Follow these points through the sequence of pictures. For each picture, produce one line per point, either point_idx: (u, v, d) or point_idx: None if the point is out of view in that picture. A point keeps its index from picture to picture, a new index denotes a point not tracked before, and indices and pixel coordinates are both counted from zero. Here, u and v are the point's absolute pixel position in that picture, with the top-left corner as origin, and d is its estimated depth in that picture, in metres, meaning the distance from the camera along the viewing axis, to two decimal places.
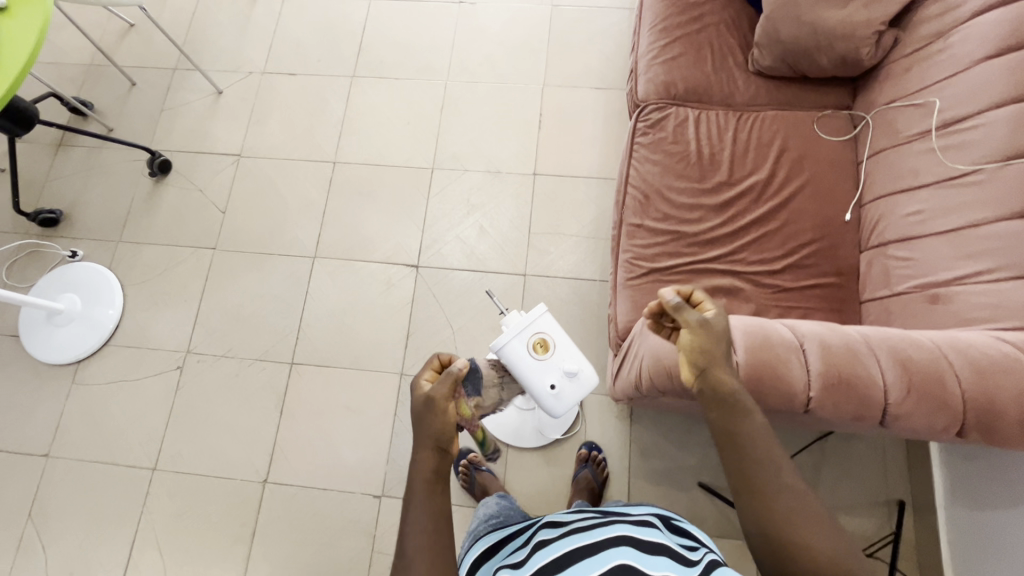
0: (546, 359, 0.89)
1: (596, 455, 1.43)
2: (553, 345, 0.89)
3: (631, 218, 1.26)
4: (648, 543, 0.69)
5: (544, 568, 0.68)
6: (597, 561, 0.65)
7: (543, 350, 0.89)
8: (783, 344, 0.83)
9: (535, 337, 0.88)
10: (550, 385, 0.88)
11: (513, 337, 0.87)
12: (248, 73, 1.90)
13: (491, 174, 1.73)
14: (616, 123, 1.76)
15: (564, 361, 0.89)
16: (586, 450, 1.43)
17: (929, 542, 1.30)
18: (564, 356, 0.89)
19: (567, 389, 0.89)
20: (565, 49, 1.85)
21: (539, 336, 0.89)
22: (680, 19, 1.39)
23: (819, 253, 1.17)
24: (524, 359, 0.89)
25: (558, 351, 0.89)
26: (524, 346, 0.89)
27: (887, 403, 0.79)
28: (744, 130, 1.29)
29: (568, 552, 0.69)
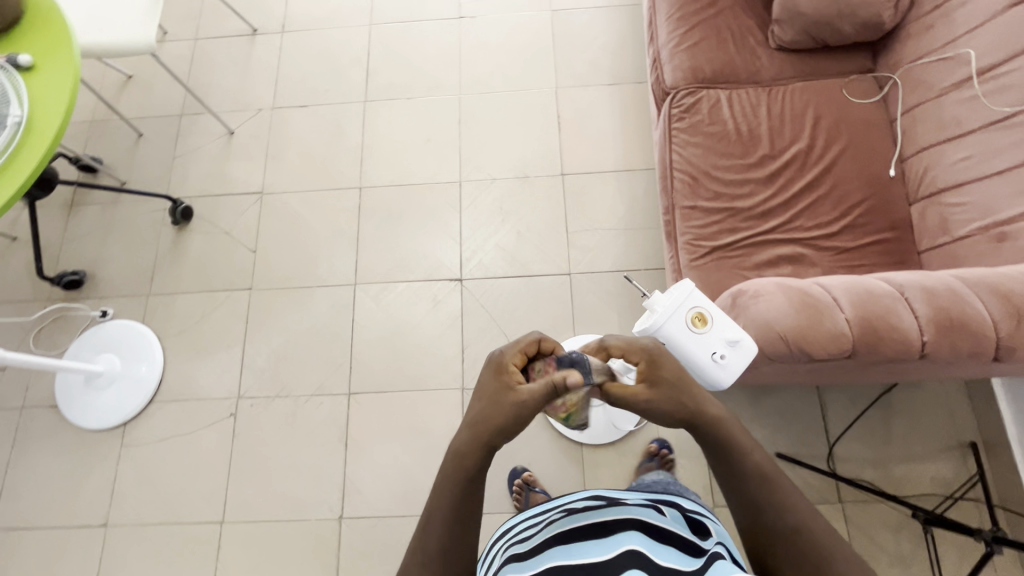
0: (706, 331, 0.90)
1: (665, 452, 1.43)
2: (709, 317, 0.91)
3: (683, 201, 1.29)
4: (657, 529, 0.66)
5: (552, 543, 0.66)
6: (604, 545, 0.62)
7: (701, 324, 0.91)
8: (887, 295, 0.86)
9: (692, 310, 0.91)
10: (715, 355, 0.89)
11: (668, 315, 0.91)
12: (259, 110, 1.88)
13: (520, 179, 1.74)
14: (633, 115, 1.80)
15: (726, 330, 0.89)
16: (652, 446, 1.43)
17: (1008, 477, 1.34)
18: (724, 327, 0.90)
19: (733, 357, 0.88)
20: (571, 50, 1.88)
21: (695, 310, 0.92)
22: (695, 6, 1.43)
23: (871, 210, 1.21)
24: (683, 334, 0.91)
25: (717, 322, 0.90)
26: (680, 321, 0.91)
27: (999, 337, 0.81)
28: (777, 103, 1.32)
29: (577, 529, 0.66)
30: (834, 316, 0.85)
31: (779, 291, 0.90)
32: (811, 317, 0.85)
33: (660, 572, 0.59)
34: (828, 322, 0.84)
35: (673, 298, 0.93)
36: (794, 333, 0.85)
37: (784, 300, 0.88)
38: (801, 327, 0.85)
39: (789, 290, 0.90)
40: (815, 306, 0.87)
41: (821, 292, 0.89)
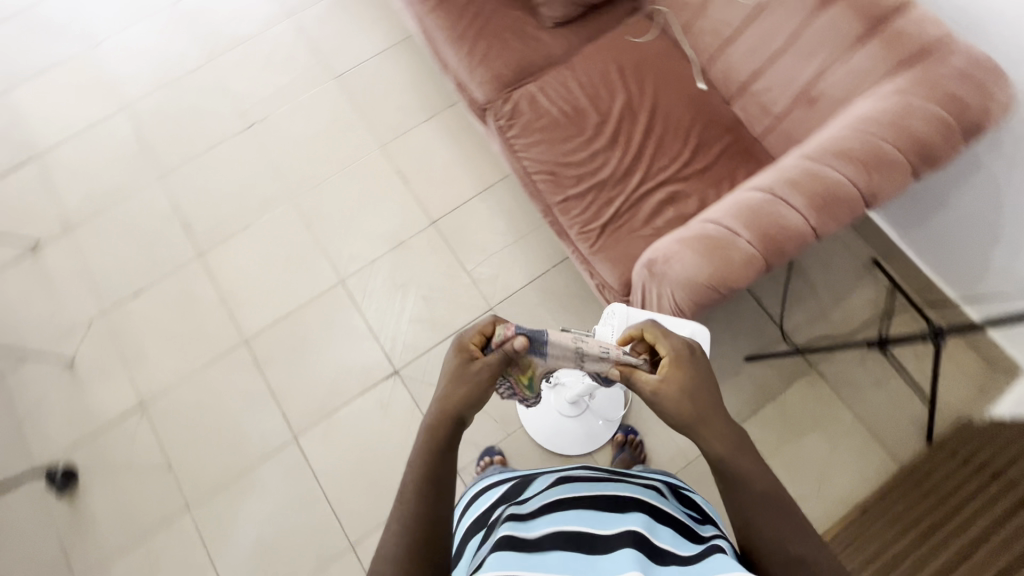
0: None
1: (631, 438, 1.46)
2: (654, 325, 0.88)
3: (554, 197, 1.31)
4: (655, 512, 0.67)
5: (553, 508, 0.68)
6: (603, 522, 0.64)
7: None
8: (767, 202, 0.93)
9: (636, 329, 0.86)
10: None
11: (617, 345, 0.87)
12: (89, 322, 1.64)
13: (397, 247, 1.69)
14: (464, 135, 1.80)
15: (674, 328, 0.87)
16: (623, 435, 1.45)
17: (913, 273, 1.53)
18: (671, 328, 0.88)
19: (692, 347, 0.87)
20: (375, 106, 1.84)
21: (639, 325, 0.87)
22: (464, 20, 1.44)
23: (706, 124, 1.31)
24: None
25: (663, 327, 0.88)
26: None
27: (861, 191, 0.92)
28: (581, 72, 1.38)
29: (581, 500, 0.69)
30: (738, 244, 0.91)
31: (684, 246, 0.94)
32: (721, 255, 0.90)
33: (661, 551, 0.61)
34: (736, 252, 0.90)
35: (615, 327, 0.87)
36: (715, 276, 0.90)
37: (693, 252, 0.92)
38: (719, 267, 0.90)
39: (691, 241, 0.94)
40: (719, 243, 0.92)
41: (716, 228, 0.94)
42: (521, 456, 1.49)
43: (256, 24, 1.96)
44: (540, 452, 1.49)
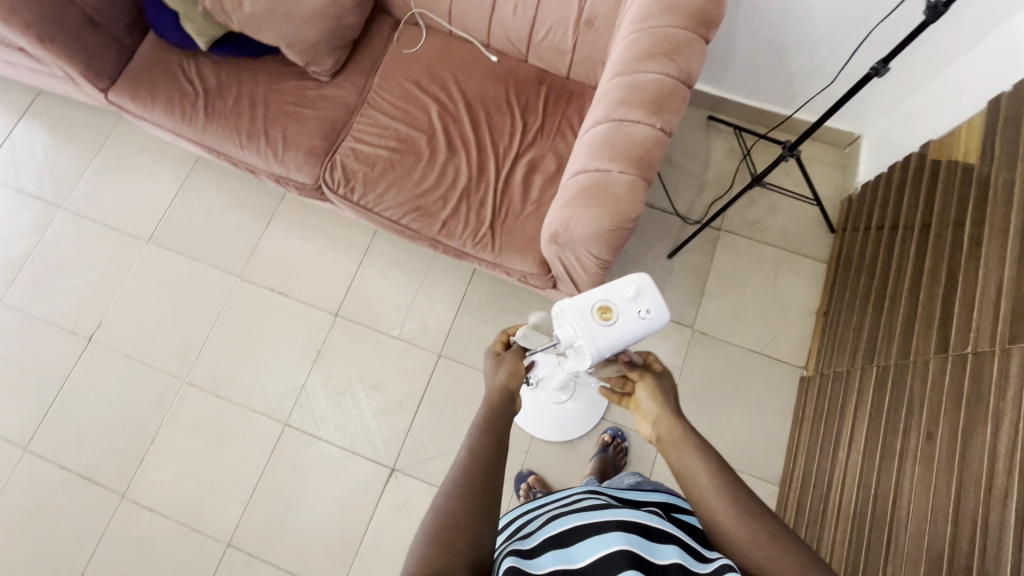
0: (617, 312, 0.75)
1: (619, 441, 1.46)
2: (605, 299, 0.75)
3: (433, 227, 1.27)
4: (654, 532, 0.62)
5: (550, 538, 0.62)
6: (603, 543, 0.59)
7: (608, 313, 0.75)
8: (614, 130, 0.97)
9: (590, 313, 0.74)
10: (643, 316, 0.75)
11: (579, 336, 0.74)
12: None
13: (319, 358, 1.58)
14: (313, 219, 1.70)
15: (624, 291, 0.75)
16: (611, 436, 1.46)
17: (743, 111, 1.70)
18: (620, 298, 0.75)
19: (650, 300, 0.77)
20: (207, 242, 1.68)
21: (592, 308, 0.74)
22: (245, 118, 1.35)
23: (518, 90, 1.35)
24: (612, 337, 0.74)
25: (615, 297, 0.75)
26: (597, 332, 0.74)
27: (678, 77, 0.99)
28: (386, 105, 1.36)
29: (579, 524, 0.63)
30: (615, 178, 0.94)
31: (574, 207, 0.96)
32: (609, 196, 0.93)
33: None
34: (619, 186, 0.93)
35: (572, 325, 0.74)
36: (613, 216, 0.93)
37: (585, 208, 0.94)
38: (614, 207, 0.93)
39: (576, 199, 0.96)
40: (600, 187, 0.94)
41: (589, 175, 0.97)
42: (549, 460, 1.49)
43: (26, 238, 1.69)
44: (562, 445, 1.50)
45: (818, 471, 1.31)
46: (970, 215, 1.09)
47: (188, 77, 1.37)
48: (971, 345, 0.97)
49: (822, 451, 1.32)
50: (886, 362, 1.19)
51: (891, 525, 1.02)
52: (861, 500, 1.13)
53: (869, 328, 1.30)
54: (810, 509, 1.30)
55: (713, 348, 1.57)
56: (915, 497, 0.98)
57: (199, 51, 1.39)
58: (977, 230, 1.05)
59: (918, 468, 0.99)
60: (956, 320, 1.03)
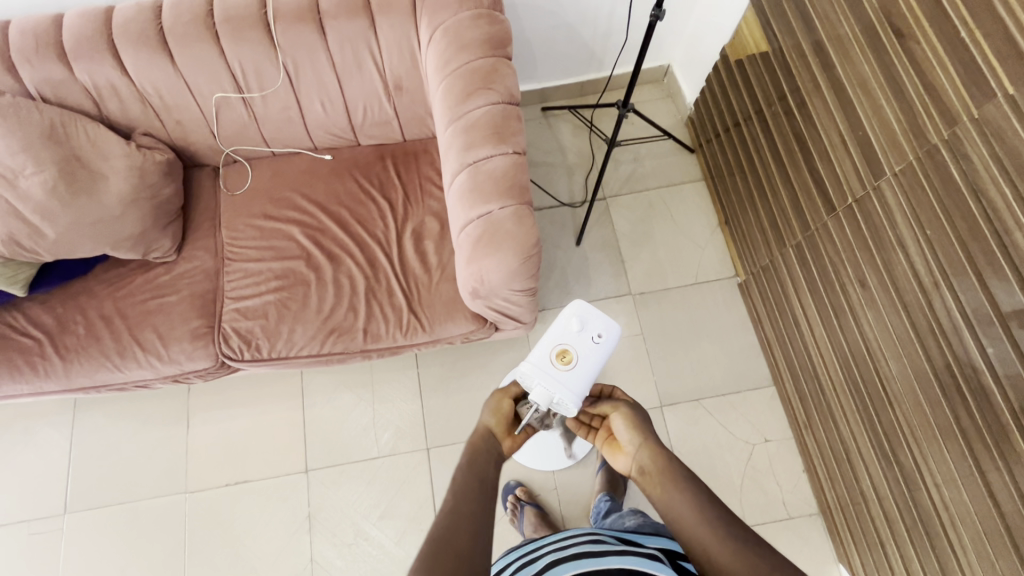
0: (575, 350, 0.76)
1: None
2: (559, 343, 0.77)
3: (356, 339, 1.20)
4: None
5: None
6: None
7: (567, 355, 0.76)
8: (474, 173, 0.98)
9: (549, 359, 0.75)
10: (597, 341, 0.77)
11: (551, 387, 0.73)
12: None
13: (313, 521, 1.44)
14: (233, 394, 1.56)
15: (568, 326, 0.77)
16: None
17: (569, 90, 1.80)
18: (568, 333, 0.77)
19: (596, 322, 0.78)
20: (130, 475, 1.49)
21: (548, 355, 0.75)
22: (105, 337, 1.21)
23: (368, 174, 1.33)
24: (582, 375, 0.75)
25: (566, 337, 0.77)
26: (566, 377, 0.75)
27: (502, 101, 1.02)
28: (247, 250, 1.28)
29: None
30: (500, 215, 0.94)
31: (477, 258, 0.95)
32: (503, 232, 0.93)
33: None
34: (506, 219, 0.94)
35: (539, 380, 0.74)
36: (516, 250, 0.93)
37: (488, 253, 0.94)
38: (514, 240, 0.93)
39: (475, 250, 0.95)
40: (490, 228, 0.94)
41: (475, 224, 0.97)
42: (578, 483, 1.47)
43: None
44: (581, 463, 1.49)
45: (796, 356, 1.39)
46: (788, 91, 1.22)
47: (21, 329, 1.21)
48: (849, 196, 1.08)
49: (790, 337, 1.41)
50: (796, 239, 1.29)
51: (877, 371, 1.10)
52: (842, 363, 1.21)
53: (766, 217, 1.41)
54: (808, 392, 1.37)
55: (657, 301, 1.63)
56: (882, 339, 1.06)
57: (19, 297, 1.23)
58: (800, 101, 1.18)
59: (871, 314, 1.08)
60: (826, 179, 1.14)
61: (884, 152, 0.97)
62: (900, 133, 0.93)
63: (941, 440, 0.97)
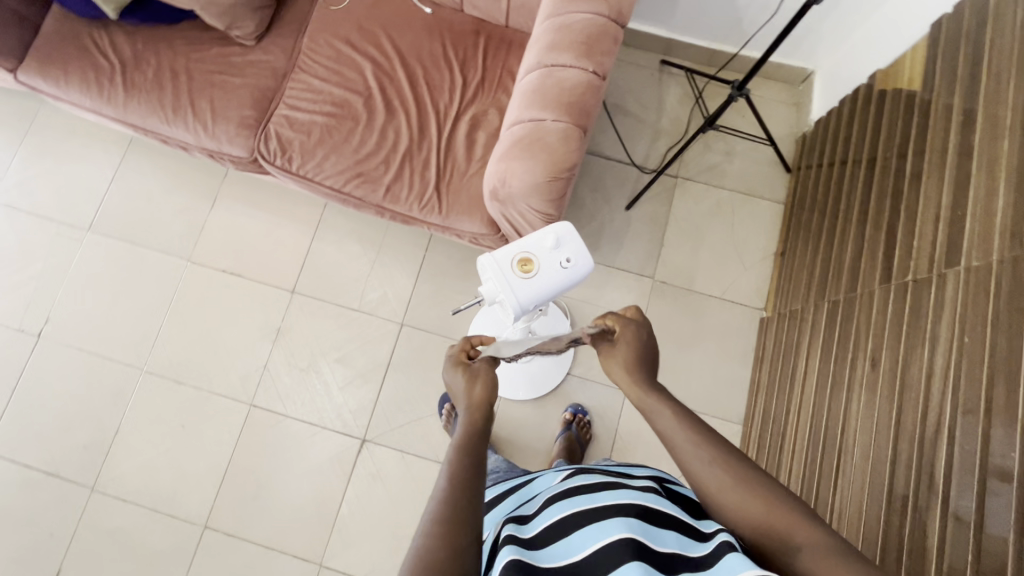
0: (539, 264, 0.75)
1: (580, 417, 1.47)
2: (527, 251, 0.76)
3: (377, 193, 1.22)
4: (654, 513, 0.60)
5: (549, 530, 0.61)
6: (604, 531, 0.57)
7: (529, 264, 0.75)
8: (545, 77, 0.94)
9: (511, 262, 0.74)
10: (566, 266, 0.76)
11: (502, 287, 0.73)
12: None
13: (280, 336, 1.55)
14: (259, 197, 1.63)
15: (543, 240, 0.75)
16: (572, 413, 1.47)
17: (696, 53, 1.65)
18: (540, 247, 0.75)
19: (573, 248, 0.77)
20: (151, 225, 1.62)
21: (513, 258, 0.75)
22: (168, 89, 1.26)
23: (456, 43, 1.29)
24: (533, 289, 0.75)
25: (536, 249, 0.75)
26: (518, 284, 0.74)
27: (607, 15, 0.94)
28: (317, 67, 1.29)
29: (575, 513, 0.61)
30: (549, 128, 0.91)
31: (509, 160, 0.93)
32: (545, 145, 0.90)
33: (665, 563, 0.55)
34: (553, 134, 0.90)
35: (493, 278, 0.74)
36: (547, 166, 0.90)
37: (521, 159, 0.91)
38: (550, 157, 0.90)
39: (511, 151, 0.93)
40: (534, 136, 0.91)
41: (523, 126, 0.93)
42: (519, 419, 1.51)
43: None
44: (531, 403, 1.52)
45: (776, 407, 1.34)
46: (912, 143, 1.08)
47: (102, 49, 1.28)
48: (911, 273, 0.98)
49: (780, 388, 1.35)
50: (836, 297, 1.20)
51: (840, 453, 1.05)
52: (814, 432, 1.16)
53: (820, 264, 1.31)
54: (770, 445, 1.33)
55: (674, 297, 1.57)
56: (862, 424, 1.00)
57: (110, 19, 1.29)
58: (918, 156, 1.05)
59: (864, 398, 1.01)
60: (898, 250, 1.04)
61: (971, 243, 0.86)
62: (997, 228, 0.82)
63: (862, 540, 0.93)
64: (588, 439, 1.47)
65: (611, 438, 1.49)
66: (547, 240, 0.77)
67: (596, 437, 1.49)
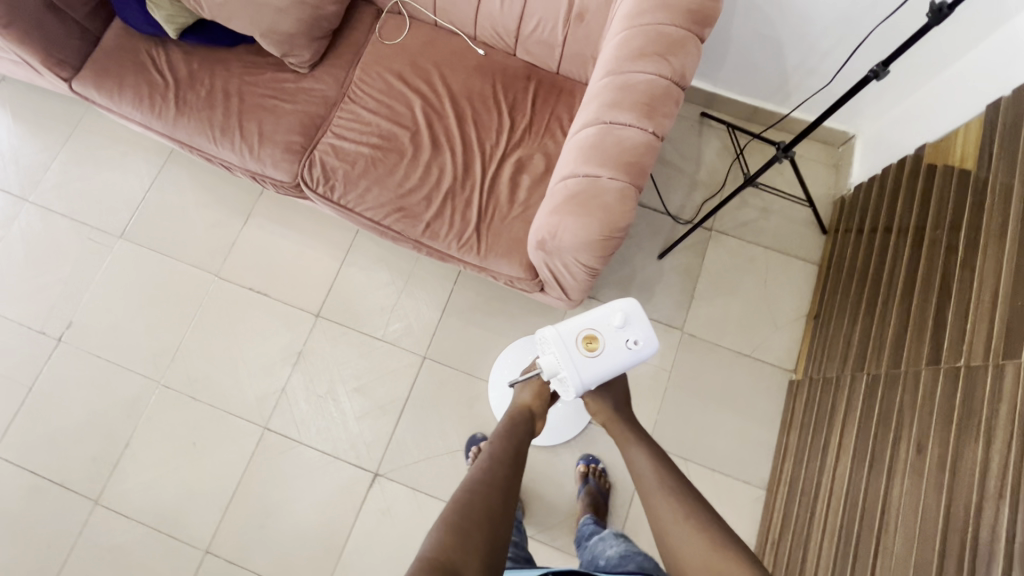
0: (603, 342, 0.79)
1: (593, 467, 1.43)
2: (592, 327, 0.80)
3: (417, 229, 1.22)
4: None
5: None
6: None
7: (594, 342, 0.79)
8: (604, 133, 0.93)
9: (577, 338, 0.79)
10: (630, 345, 0.80)
11: (566, 362, 0.78)
12: None
13: (301, 358, 1.53)
14: (293, 217, 1.64)
15: (610, 319, 0.80)
16: (585, 465, 1.43)
17: (738, 109, 1.66)
18: (605, 325, 0.80)
19: (638, 330, 0.80)
20: (183, 237, 1.62)
21: (578, 333, 0.79)
22: (218, 110, 1.28)
23: (507, 85, 1.30)
24: (596, 368, 0.79)
25: (601, 326, 0.80)
26: (580, 360, 0.79)
27: (670, 77, 0.95)
28: (367, 99, 1.30)
29: None
30: (606, 185, 0.90)
31: (562, 214, 0.92)
32: (601, 203, 0.89)
33: None
34: (610, 192, 0.90)
35: (556, 353, 0.79)
36: (601, 223, 0.89)
37: (575, 214, 0.90)
38: (606, 215, 0.89)
39: (564, 205, 0.92)
40: (590, 192, 0.90)
41: (578, 180, 0.93)
42: (536, 465, 1.47)
43: None
44: (548, 449, 1.48)
45: (805, 477, 1.30)
46: (966, 223, 1.06)
47: (158, 66, 1.30)
48: (964, 358, 0.95)
49: (810, 457, 1.31)
50: (877, 371, 1.17)
51: (877, 536, 1.01)
52: (847, 510, 1.11)
53: (860, 333, 1.28)
54: (796, 516, 1.29)
55: (702, 351, 1.55)
56: (903, 510, 0.96)
57: (169, 38, 1.32)
58: (972, 235, 1.03)
59: (907, 482, 0.98)
60: (948, 331, 1.01)
61: None
62: None
63: None
64: (610, 493, 1.43)
65: (629, 492, 1.45)
66: (613, 318, 0.81)
67: (613, 490, 1.45)
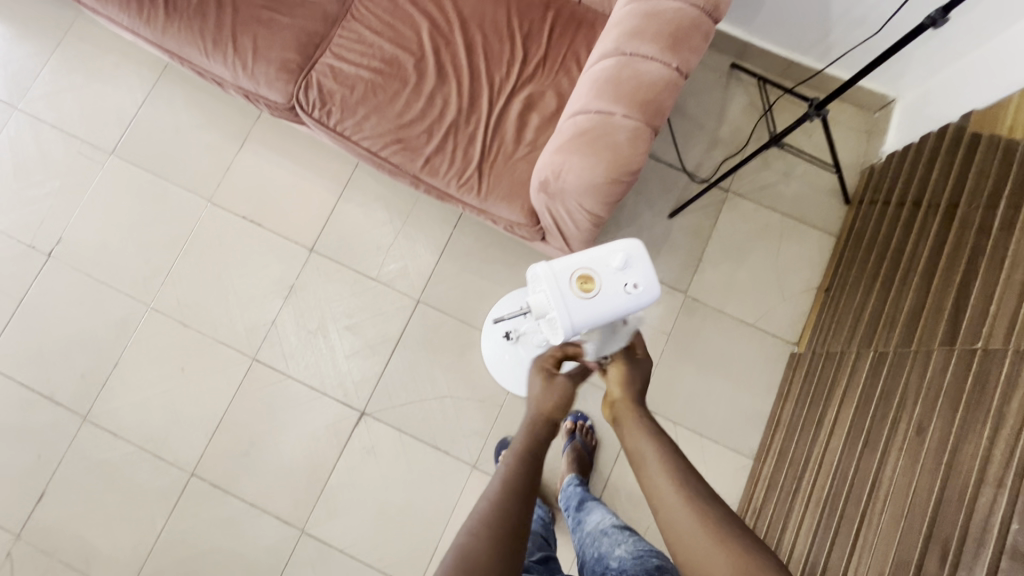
0: (600, 283, 0.77)
1: (582, 424, 1.42)
2: (590, 268, 0.77)
3: (415, 163, 1.15)
4: None
5: None
6: None
7: (590, 282, 0.76)
8: (622, 66, 0.85)
9: (573, 276, 0.76)
10: (628, 289, 0.77)
11: (559, 300, 0.75)
12: (11, 543, 1.38)
13: (293, 292, 1.49)
14: (290, 147, 1.56)
15: (609, 260, 0.77)
16: (573, 421, 1.41)
17: (772, 61, 1.54)
18: (603, 266, 0.77)
19: (637, 273, 0.78)
20: (176, 157, 1.55)
21: (574, 273, 0.76)
22: (210, 19, 1.18)
23: (523, 13, 1.19)
24: (590, 309, 0.76)
25: (599, 267, 0.77)
26: (573, 301, 0.76)
27: (700, 6, 0.85)
28: (371, 19, 1.20)
29: None
30: (619, 124, 0.83)
31: (569, 152, 0.85)
32: (612, 143, 0.82)
33: None
34: (622, 131, 0.82)
35: (550, 290, 0.76)
36: (611, 165, 0.82)
37: (582, 153, 0.83)
38: (615, 156, 0.82)
39: (571, 143, 0.85)
40: (601, 130, 0.83)
41: (590, 117, 0.85)
42: None
43: None
44: None
45: (795, 450, 1.28)
46: (1005, 197, 0.98)
47: None
48: (982, 340, 0.90)
49: (803, 431, 1.28)
50: (885, 349, 1.12)
51: (863, 513, 0.99)
52: (835, 485, 1.09)
53: (872, 308, 1.22)
54: (781, 487, 1.27)
55: (705, 317, 1.50)
56: (894, 491, 0.94)
57: None
58: (1009, 210, 0.95)
59: (902, 463, 0.95)
60: (968, 311, 0.95)
61: None
62: None
63: None
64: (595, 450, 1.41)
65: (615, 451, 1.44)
66: (612, 261, 0.78)
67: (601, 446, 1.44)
